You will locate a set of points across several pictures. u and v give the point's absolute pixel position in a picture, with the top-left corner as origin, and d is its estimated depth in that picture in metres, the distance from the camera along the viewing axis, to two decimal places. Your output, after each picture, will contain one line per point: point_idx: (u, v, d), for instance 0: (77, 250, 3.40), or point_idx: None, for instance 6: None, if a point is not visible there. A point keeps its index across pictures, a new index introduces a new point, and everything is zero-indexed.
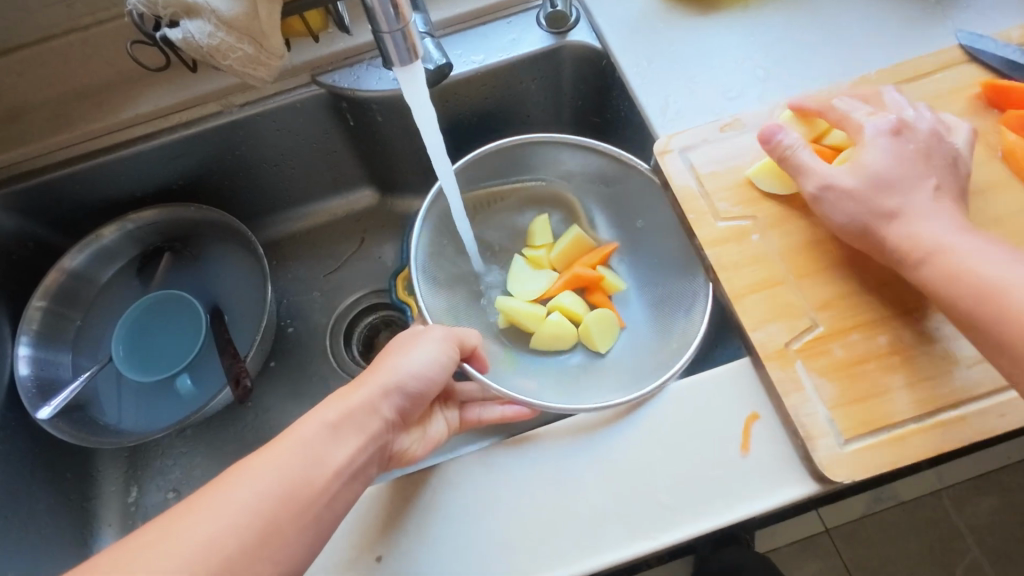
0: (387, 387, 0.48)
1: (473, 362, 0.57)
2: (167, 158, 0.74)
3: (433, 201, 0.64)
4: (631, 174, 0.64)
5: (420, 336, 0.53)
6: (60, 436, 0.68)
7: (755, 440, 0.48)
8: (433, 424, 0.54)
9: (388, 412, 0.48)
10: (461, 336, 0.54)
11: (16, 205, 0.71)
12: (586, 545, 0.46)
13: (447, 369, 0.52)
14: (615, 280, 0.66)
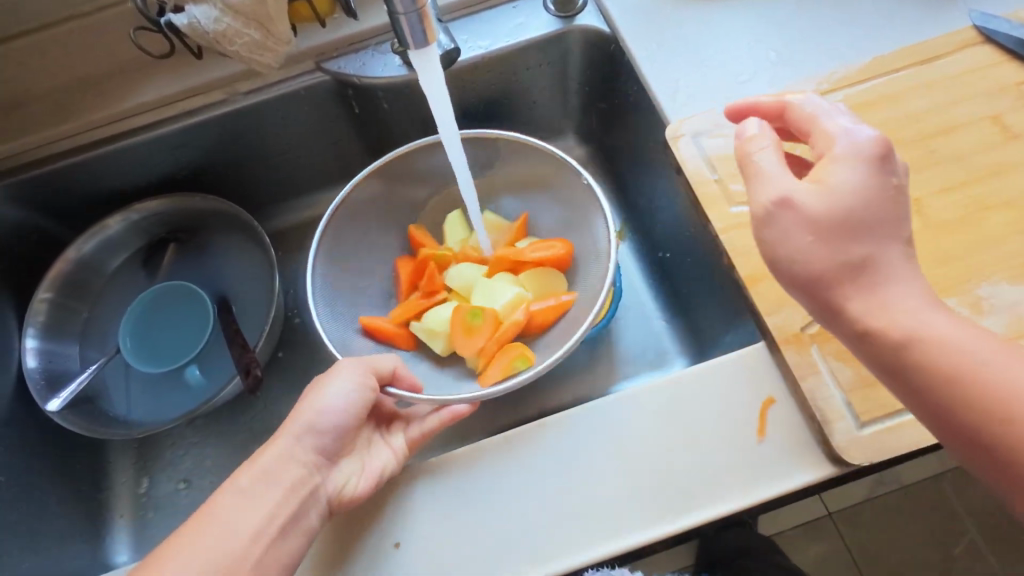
0: (299, 430, 0.48)
1: (400, 384, 0.54)
2: (170, 149, 0.73)
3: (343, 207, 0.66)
4: (550, 165, 0.66)
5: (334, 372, 0.51)
6: (70, 427, 0.68)
7: (771, 424, 0.48)
8: (375, 452, 0.51)
9: (303, 455, 0.48)
10: (374, 364, 0.52)
11: (19, 196, 0.71)
12: (602, 530, 0.46)
13: (357, 403, 0.50)
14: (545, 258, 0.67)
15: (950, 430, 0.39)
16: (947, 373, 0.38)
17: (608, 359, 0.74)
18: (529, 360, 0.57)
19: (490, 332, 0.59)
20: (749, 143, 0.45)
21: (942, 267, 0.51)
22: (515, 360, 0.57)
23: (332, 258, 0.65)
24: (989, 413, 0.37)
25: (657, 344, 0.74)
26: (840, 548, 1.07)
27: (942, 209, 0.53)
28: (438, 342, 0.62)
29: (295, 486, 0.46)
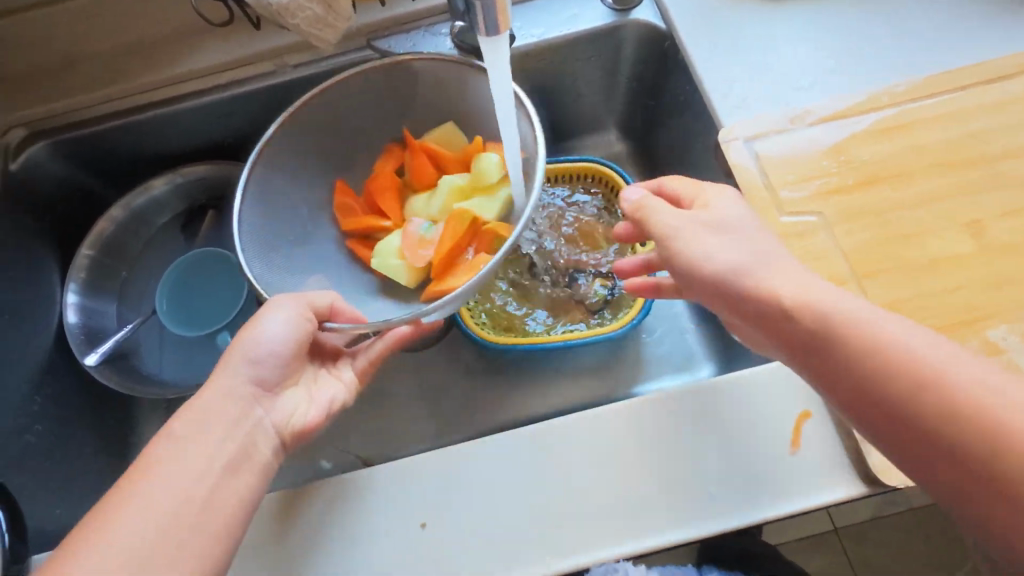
0: (236, 365, 0.48)
1: (339, 320, 0.54)
2: (217, 116, 0.74)
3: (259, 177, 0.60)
4: (490, 90, 0.62)
5: (267, 308, 0.51)
6: (108, 383, 0.69)
7: (805, 437, 0.48)
8: (322, 385, 0.54)
9: (244, 388, 0.48)
10: (310, 300, 0.52)
11: (70, 153, 0.72)
12: (627, 528, 0.46)
13: (301, 330, 0.50)
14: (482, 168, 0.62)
15: (882, 421, 0.38)
16: (898, 374, 0.37)
17: (635, 357, 0.75)
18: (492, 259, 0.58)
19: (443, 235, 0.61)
20: (632, 206, 0.50)
21: (994, 291, 0.50)
22: (485, 262, 0.58)
23: (267, 225, 0.61)
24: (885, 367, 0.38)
25: (685, 346, 0.75)
26: (843, 562, 1.07)
27: (999, 233, 0.52)
28: (401, 275, 0.62)
29: (239, 420, 0.47)
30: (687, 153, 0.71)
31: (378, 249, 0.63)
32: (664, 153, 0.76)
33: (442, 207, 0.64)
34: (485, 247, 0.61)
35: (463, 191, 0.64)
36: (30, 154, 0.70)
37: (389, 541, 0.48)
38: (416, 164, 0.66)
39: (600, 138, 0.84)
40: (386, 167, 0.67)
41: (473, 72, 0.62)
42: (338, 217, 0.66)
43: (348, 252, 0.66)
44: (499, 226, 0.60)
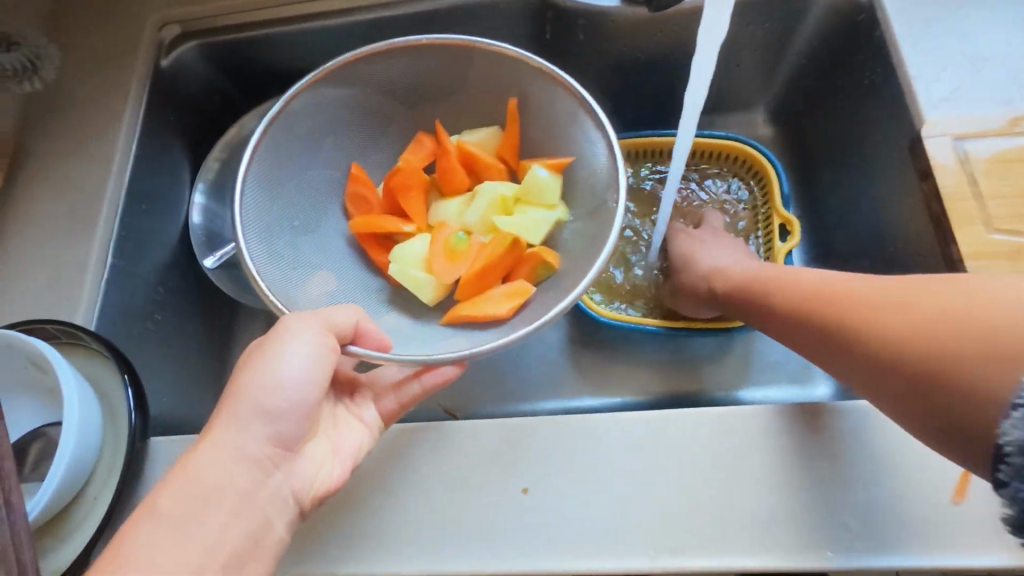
0: (245, 418, 0.41)
1: (363, 342, 0.48)
2: (360, 38, 0.72)
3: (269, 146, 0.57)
4: (564, 101, 0.58)
5: (276, 342, 0.44)
6: (223, 287, 0.71)
7: (975, 486, 0.42)
8: (344, 430, 0.47)
9: (259, 446, 0.42)
10: (331, 320, 0.46)
11: (217, 57, 0.73)
12: (752, 544, 0.42)
13: (323, 371, 0.44)
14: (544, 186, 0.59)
15: (865, 365, 0.41)
16: (862, 323, 0.41)
17: (742, 358, 0.67)
18: (532, 290, 0.55)
19: (477, 254, 0.57)
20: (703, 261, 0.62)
21: None
22: (523, 294, 0.54)
23: (263, 203, 0.56)
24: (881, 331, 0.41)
25: (803, 358, 0.66)
26: None
27: None
28: (424, 289, 0.57)
29: (253, 492, 0.41)
30: (855, 147, 0.63)
31: (397, 255, 0.59)
32: (824, 144, 0.68)
33: (479, 217, 0.60)
34: (526, 271, 0.57)
35: (507, 203, 0.60)
36: (181, 53, 0.71)
37: (489, 499, 0.46)
38: (447, 161, 0.61)
39: (746, 116, 0.75)
40: (413, 162, 0.62)
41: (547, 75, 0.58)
42: (351, 209, 0.62)
43: (355, 247, 0.61)
44: (542, 251, 0.57)
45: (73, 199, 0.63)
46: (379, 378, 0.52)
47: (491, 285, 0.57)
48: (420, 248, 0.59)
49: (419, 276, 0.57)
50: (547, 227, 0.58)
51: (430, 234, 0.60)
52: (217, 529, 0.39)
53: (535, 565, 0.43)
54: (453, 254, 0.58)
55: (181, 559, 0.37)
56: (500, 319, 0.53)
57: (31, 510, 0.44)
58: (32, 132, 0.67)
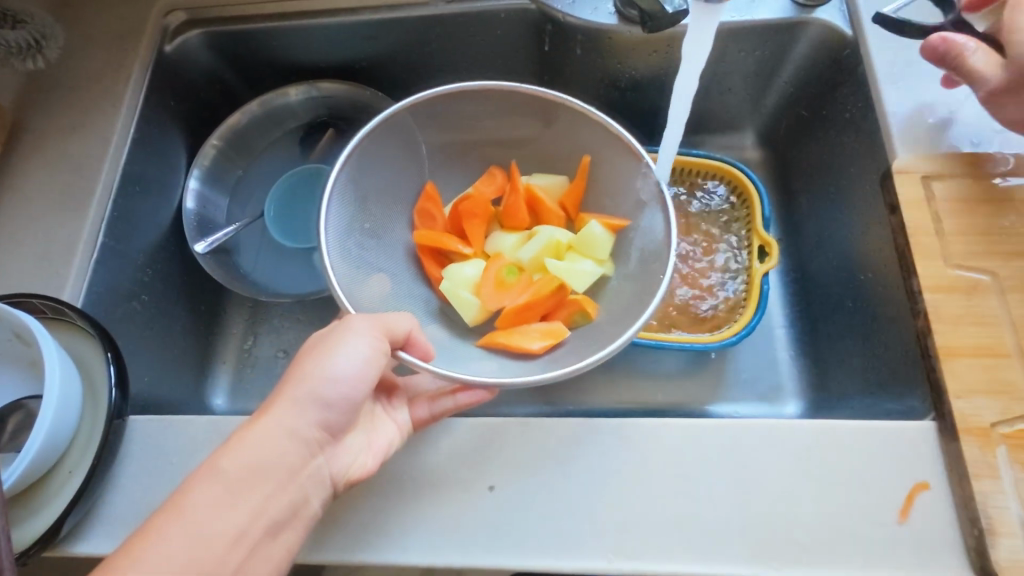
0: (303, 401, 0.42)
1: (411, 350, 0.49)
2: (361, 37, 0.73)
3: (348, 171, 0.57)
4: (629, 165, 0.60)
5: (342, 331, 0.45)
6: (211, 272, 0.72)
7: (918, 508, 0.44)
8: (379, 429, 0.48)
9: (310, 430, 0.43)
10: (387, 325, 0.47)
11: (219, 45, 0.74)
12: (703, 552, 0.44)
13: (376, 370, 0.45)
14: (597, 238, 0.60)
15: None
16: None
17: (715, 374, 0.69)
18: (567, 335, 0.56)
19: (525, 290, 0.59)
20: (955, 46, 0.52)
21: None
22: (558, 335, 0.56)
23: (340, 205, 0.57)
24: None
25: (773, 377, 0.68)
26: None
27: None
28: (469, 311, 0.59)
29: (296, 471, 0.42)
30: (834, 174, 0.65)
31: (448, 274, 0.61)
32: (806, 169, 0.70)
33: (533, 255, 0.61)
34: (563, 316, 0.59)
35: (561, 248, 0.62)
36: (185, 39, 0.72)
37: (456, 495, 0.47)
38: (515, 199, 0.63)
39: (735, 138, 0.77)
40: (483, 193, 0.64)
41: (623, 142, 0.59)
42: (414, 220, 0.63)
43: (411, 258, 0.63)
44: (584, 301, 0.58)
45: (68, 178, 0.64)
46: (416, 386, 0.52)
47: (529, 321, 0.58)
48: (472, 275, 0.61)
49: (466, 298, 0.59)
50: (591, 280, 0.59)
51: (483, 261, 0.62)
52: (258, 501, 0.40)
53: (497, 561, 0.45)
54: (503, 285, 0.60)
55: (224, 522, 0.39)
56: (533, 354, 0.55)
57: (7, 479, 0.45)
58: (31, 109, 0.68)
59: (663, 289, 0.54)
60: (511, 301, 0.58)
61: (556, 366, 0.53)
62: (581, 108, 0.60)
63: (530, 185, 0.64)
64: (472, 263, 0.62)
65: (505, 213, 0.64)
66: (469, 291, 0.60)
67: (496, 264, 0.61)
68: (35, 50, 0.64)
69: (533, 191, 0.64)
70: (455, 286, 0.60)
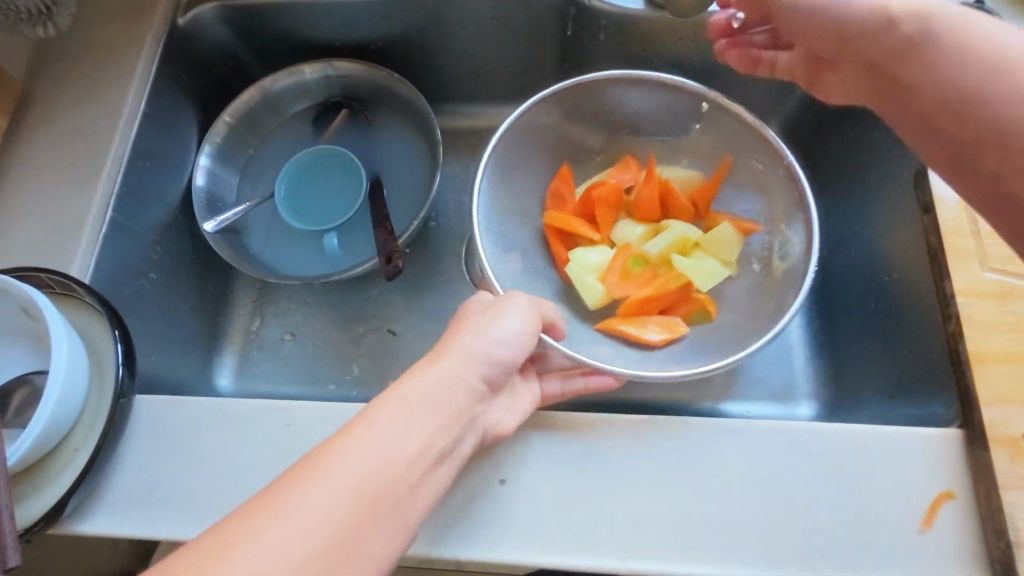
0: (471, 353, 0.43)
1: (552, 333, 0.51)
2: (379, 16, 0.71)
3: (504, 141, 0.61)
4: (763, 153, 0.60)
5: (503, 303, 0.47)
6: (219, 252, 0.70)
7: (941, 519, 0.42)
8: (520, 395, 0.48)
9: (476, 381, 0.43)
10: (542, 307, 0.49)
11: (233, 20, 0.72)
12: (717, 554, 0.43)
13: (531, 338, 0.47)
14: (728, 238, 0.61)
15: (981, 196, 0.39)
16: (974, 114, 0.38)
17: (729, 370, 0.68)
18: (686, 332, 0.57)
19: (646, 283, 0.59)
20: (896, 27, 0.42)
21: None
22: (676, 328, 0.57)
23: (489, 186, 0.61)
24: (977, 63, 0.38)
25: (788, 378, 0.67)
26: None
27: None
28: (592, 296, 0.59)
29: (461, 416, 0.42)
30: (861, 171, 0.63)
31: (574, 257, 0.61)
32: (832, 165, 0.68)
33: (660, 249, 0.61)
34: (681, 312, 0.59)
35: (688, 244, 0.61)
36: (199, 12, 0.70)
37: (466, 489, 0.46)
38: (647, 190, 0.62)
39: None
40: (616, 182, 0.64)
41: (769, 141, 0.59)
42: (547, 201, 0.65)
43: (539, 237, 0.64)
44: (706, 300, 0.59)
45: (78, 150, 0.63)
46: (547, 361, 0.53)
47: (648, 312, 0.59)
48: (598, 262, 0.61)
49: (591, 283, 0.60)
50: (716, 279, 0.60)
51: (610, 249, 0.62)
52: (430, 434, 0.39)
53: (506, 554, 0.44)
54: (628, 275, 0.60)
55: (400, 450, 0.38)
56: (652, 347, 0.56)
57: (11, 455, 0.44)
58: (41, 78, 0.67)
59: (806, 289, 0.53)
60: (635, 292, 0.58)
61: (677, 362, 0.55)
62: (692, 89, 0.61)
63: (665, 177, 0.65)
64: (599, 251, 0.62)
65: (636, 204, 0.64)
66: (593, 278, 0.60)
67: (625, 252, 0.61)
68: (45, 17, 0.63)
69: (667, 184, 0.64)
70: (581, 269, 0.60)
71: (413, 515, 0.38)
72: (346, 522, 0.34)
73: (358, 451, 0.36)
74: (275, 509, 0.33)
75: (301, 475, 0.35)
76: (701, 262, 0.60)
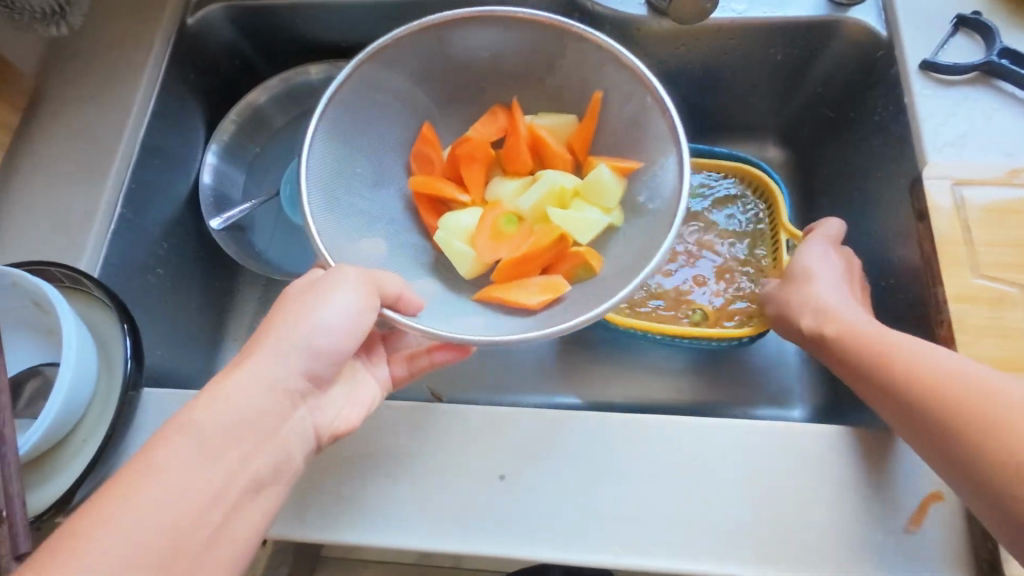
0: (285, 353, 0.41)
1: (401, 309, 0.47)
2: (385, 19, 0.72)
3: (332, 107, 0.53)
4: (635, 93, 0.55)
5: (328, 284, 0.44)
6: (226, 249, 0.71)
7: (930, 519, 0.43)
8: (362, 384, 0.49)
9: (293, 381, 0.42)
10: (380, 281, 0.45)
11: (241, 20, 0.73)
12: (708, 550, 0.44)
13: (365, 321, 0.44)
14: (608, 191, 0.55)
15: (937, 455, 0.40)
16: (918, 380, 0.41)
17: (726, 373, 0.69)
18: (567, 290, 0.52)
19: (524, 242, 0.55)
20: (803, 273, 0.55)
21: None
22: (557, 289, 0.52)
23: (327, 159, 0.53)
24: (958, 427, 0.39)
25: (782, 381, 0.68)
26: None
27: None
28: (463, 263, 0.55)
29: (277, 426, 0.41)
30: (858, 179, 0.64)
31: (443, 223, 0.57)
32: (831, 171, 0.69)
33: (533, 202, 0.57)
34: (564, 269, 0.55)
35: (566, 195, 0.57)
36: (207, 13, 0.71)
37: (465, 484, 0.47)
38: (515, 140, 0.59)
39: (759, 138, 0.77)
40: (483, 135, 0.60)
41: (632, 71, 0.53)
42: (412, 165, 0.60)
43: (408, 209, 0.59)
44: (588, 253, 0.54)
45: (87, 146, 0.64)
46: (400, 341, 0.53)
47: (528, 274, 0.55)
48: (462, 221, 0.57)
49: (460, 248, 0.55)
50: (598, 229, 0.55)
51: (481, 209, 0.58)
52: (238, 458, 0.38)
53: (503, 548, 0.45)
54: (499, 235, 0.56)
55: (204, 479, 0.36)
56: (530, 310, 0.51)
57: (21, 446, 0.45)
58: (52, 76, 0.68)
59: (673, 233, 0.49)
60: (507, 251, 0.55)
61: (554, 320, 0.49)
62: (542, 20, 0.54)
63: (537, 121, 0.60)
64: (468, 210, 0.58)
65: (512, 157, 0.60)
66: (463, 242, 0.55)
67: (508, 214, 0.57)
68: (58, 16, 0.64)
69: (535, 124, 0.59)
70: (452, 234, 0.56)
71: (227, 549, 0.37)
72: (160, 549, 0.34)
73: (150, 492, 0.35)
74: (52, 567, 0.31)
75: (112, 502, 0.34)
76: (578, 212, 0.55)
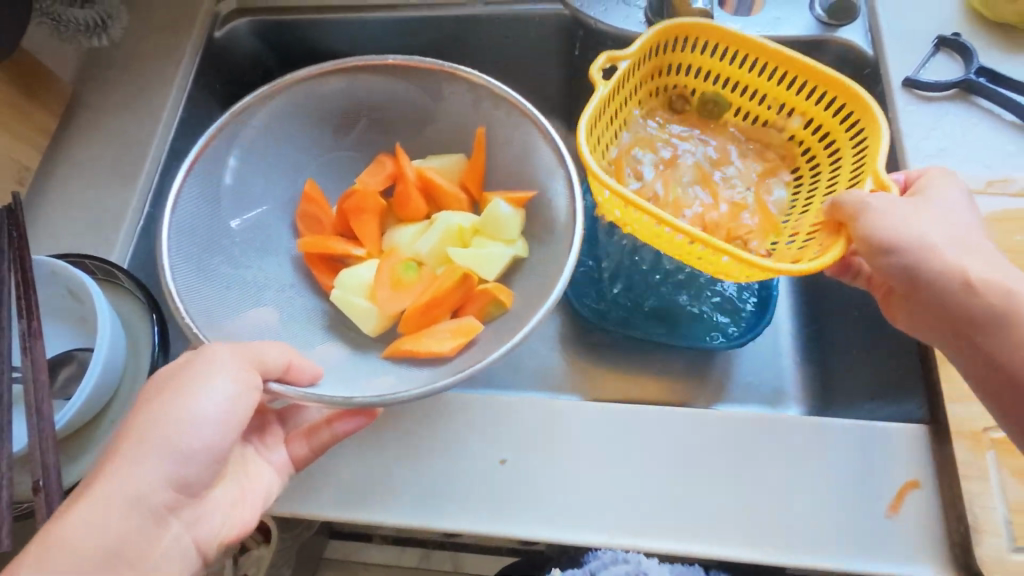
0: (153, 466, 0.39)
1: (289, 381, 0.47)
2: (400, 33, 0.77)
3: (190, 181, 0.55)
4: (513, 122, 0.60)
5: (201, 374, 0.41)
6: None
7: (907, 505, 0.46)
8: (250, 475, 0.47)
9: (162, 495, 0.39)
10: (261, 357, 0.44)
11: (265, 33, 0.77)
12: (695, 532, 0.46)
13: (247, 406, 0.42)
14: (507, 227, 0.58)
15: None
16: None
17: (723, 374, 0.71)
18: (478, 330, 0.54)
19: (427, 287, 0.57)
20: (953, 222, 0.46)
21: None
22: (468, 332, 0.53)
23: (189, 235, 0.55)
24: None
25: (776, 382, 0.71)
26: None
27: None
28: (365, 319, 0.56)
29: (152, 544, 0.39)
30: None
31: (340, 281, 0.58)
32: None
33: (432, 246, 0.59)
34: (475, 310, 0.56)
35: (465, 234, 0.59)
36: (234, 26, 0.76)
37: (468, 468, 0.50)
38: (405, 187, 0.61)
39: None
40: (371, 186, 0.62)
41: (507, 101, 0.59)
42: (301, 226, 0.62)
43: (300, 267, 0.61)
44: (495, 288, 0.55)
45: (120, 150, 0.68)
46: (295, 422, 0.52)
47: (438, 317, 0.56)
48: (361, 278, 0.58)
49: (359, 306, 0.56)
50: (505, 262, 0.57)
51: (378, 260, 0.60)
52: None
53: (503, 527, 0.48)
54: (400, 284, 0.57)
55: None
56: (444, 356, 0.52)
57: (59, 420, 0.49)
58: (88, 85, 0.73)
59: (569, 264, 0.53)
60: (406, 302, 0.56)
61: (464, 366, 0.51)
62: (412, 64, 0.60)
63: (425, 167, 0.62)
64: (367, 265, 0.59)
65: (410, 207, 0.62)
66: (362, 300, 0.57)
67: (409, 263, 0.59)
68: (101, 29, 0.69)
69: (419, 171, 0.62)
70: (347, 291, 0.57)
71: None
72: None
73: None
74: None
75: None
76: (480, 250, 0.57)
